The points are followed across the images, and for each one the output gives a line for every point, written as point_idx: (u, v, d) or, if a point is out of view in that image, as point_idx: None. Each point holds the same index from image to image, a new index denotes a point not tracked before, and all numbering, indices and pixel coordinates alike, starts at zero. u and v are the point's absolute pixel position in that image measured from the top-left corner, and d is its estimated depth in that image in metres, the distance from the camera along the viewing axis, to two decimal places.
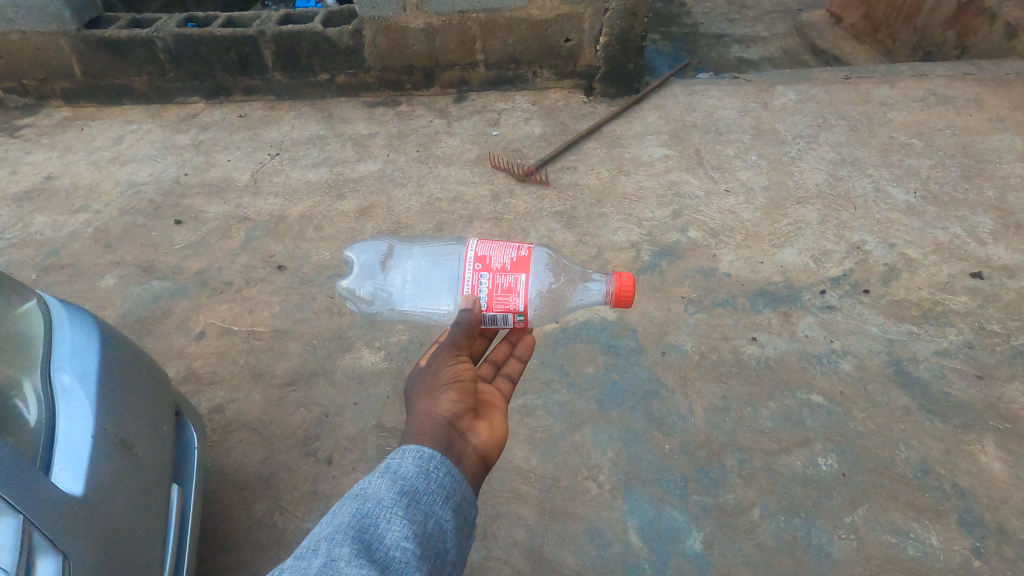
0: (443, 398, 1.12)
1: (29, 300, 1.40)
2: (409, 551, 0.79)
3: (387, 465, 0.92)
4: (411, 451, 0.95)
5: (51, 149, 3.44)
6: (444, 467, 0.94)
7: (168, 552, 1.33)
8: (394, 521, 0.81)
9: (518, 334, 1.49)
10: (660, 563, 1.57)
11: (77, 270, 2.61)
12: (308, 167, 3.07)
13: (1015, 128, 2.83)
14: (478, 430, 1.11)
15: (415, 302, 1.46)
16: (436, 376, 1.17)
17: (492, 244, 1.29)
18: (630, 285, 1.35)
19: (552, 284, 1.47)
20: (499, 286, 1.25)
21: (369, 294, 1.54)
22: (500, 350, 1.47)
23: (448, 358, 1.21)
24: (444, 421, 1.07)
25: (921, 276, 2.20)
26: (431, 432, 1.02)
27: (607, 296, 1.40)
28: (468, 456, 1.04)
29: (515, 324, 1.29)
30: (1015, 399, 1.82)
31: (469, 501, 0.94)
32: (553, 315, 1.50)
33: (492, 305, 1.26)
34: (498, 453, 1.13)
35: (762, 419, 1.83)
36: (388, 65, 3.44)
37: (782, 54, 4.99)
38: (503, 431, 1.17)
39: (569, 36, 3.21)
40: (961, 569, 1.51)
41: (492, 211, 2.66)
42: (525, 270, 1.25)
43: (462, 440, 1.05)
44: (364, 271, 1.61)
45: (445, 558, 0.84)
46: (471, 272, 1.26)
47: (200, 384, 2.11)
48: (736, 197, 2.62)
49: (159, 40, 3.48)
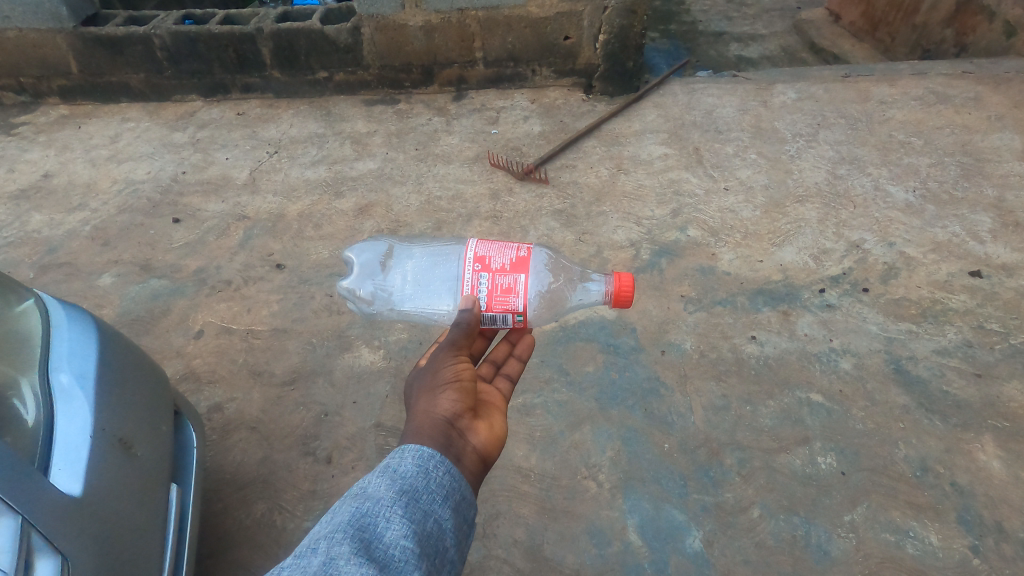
0: (443, 397, 1.12)
1: (27, 300, 1.40)
2: (408, 550, 0.78)
3: (386, 464, 0.92)
4: (411, 450, 0.95)
5: (48, 147, 3.42)
6: (443, 466, 0.94)
7: (168, 551, 1.32)
8: (394, 520, 0.81)
9: (518, 334, 1.49)
10: (660, 561, 1.58)
11: (75, 268, 2.60)
12: (307, 165, 3.06)
13: (1014, 127, 2.83)
14: (478, 430, 1.11)
15: (415, 303, 1.46)
16: (436, 375, 1.16)
17: (491, 244, 1.28)
18: (629, 285, 1.35)
19: (551, 284, 1.47)
20: (498, 286, 1.25)
21: (369, 295, 1.53)
22: (500, 350, 1.47)
23: (448, 357, 1.21)
24: (443, 420, 1.06)
25: (920, 274, 2.20)
26: (431, 432, 1.02)
27: (606, 295, 1.40)
28: (468, 455, 1.03)
29: (515, 324, 1.29)
30: (1014, 398, 1.82)
31: (469, 500, 0.94)
32: (552, 316, 1.50)
33: (491, 306, 1.25)
34: (497, 452, 1.13)
35: (761, 417, 1.83)
36: (387, 63, 3.43)
37: (781, 52, 4.99)
38: (503, 431, 1.17)
39: (569, 34, 3.20)
40: (960, 567, 1.51)
41: (491, 209, 2.66)
42: (525, 270, 1.25)
43: (462, 439, 1.05)
44: (364, 270, 1.60)
45: (444, 557, 0.83)
46: (470, 273, 1.26)
47: (198, 383, 2.10)
48: (736, 195, 2.62)
49: (156, 37, 3.46)
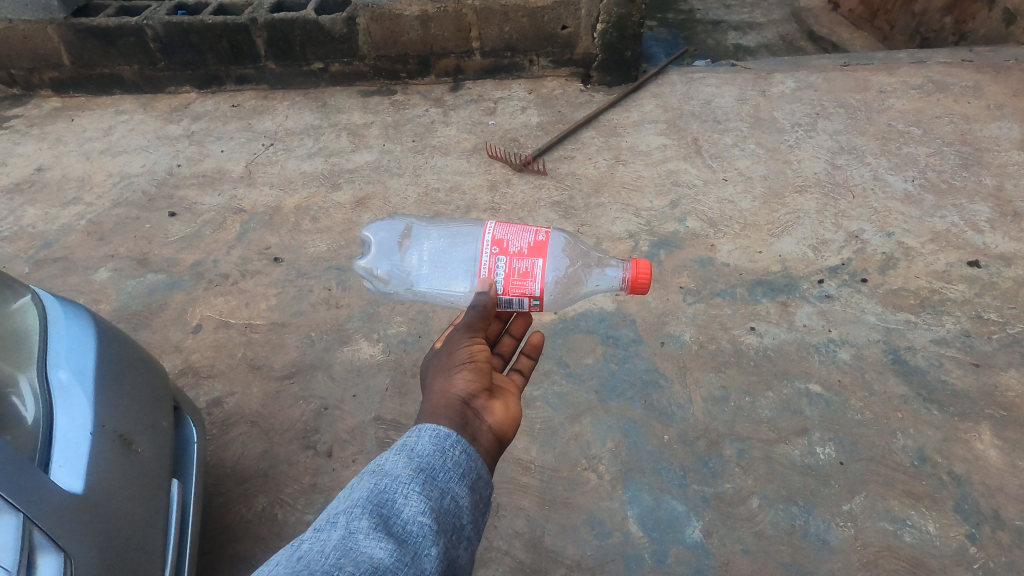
0: (459, 377, 1.11)
1: (24, 296, 1.39)
2: (426, 526, 0.78)
3: (403, 442, 0.91)
4: (428, 429, 0.94)
5: (41, 140, 3.39)
6: (460, 445, 0.92)
7: (170, 541, 1.32)
8: (412, 497, 0.80)
9: (523, 324, 1.46)
10: (660, 551, 1.58)
11: (71, 263, 2.59)
12: (303, 158, 3.03)
13: (1013, 116, 2.82)
14: (493, 410, 1.09)
15: (430, 284, 1.45)
16: (452, 356, 1.15)
17: (510, 228, 1.28)
18: (646, 272, 1.34)
19: (568, 268, 1.45)
20: (516, 270, 1.25)
21: (385, 274, 1.54)
22: (508, 340, 1.46)
23: (464, 339, 1.20)
24: (459, 400, 1.05)
25: (919, 265, 2.20)
26: (446, 411, 1.01)
27: (622, 281, 1.40)
28: (483, 435, 1.02)
29: (531, 308, 1.30)
30: (1011, 388, 1.83)
31: (485, 479, 0.93)
32: (569, 299, 1.48)
33: (508, 289, 1.26)
34: (512, 433, 1.11)
35: (760, 408, 1.84)
36: (382, 54, 3.40)
37: (779, 40, 4.98)
38: (518, 412, 1.15)
39: (566, 23, 3.17)
40: (957, 556, 1.52)
41: (489, 202, 2.64)
42: (542, 255, 1.25)
43: (477, 419, 1.04)
44: (381, 250, 1.62)
45: (461, 534, 0.83)
46: (488, 255, 1.26)
47: (198, 377, 2.10)
48: (735, 186, 2.62)
49: (149, 28, 3.42)
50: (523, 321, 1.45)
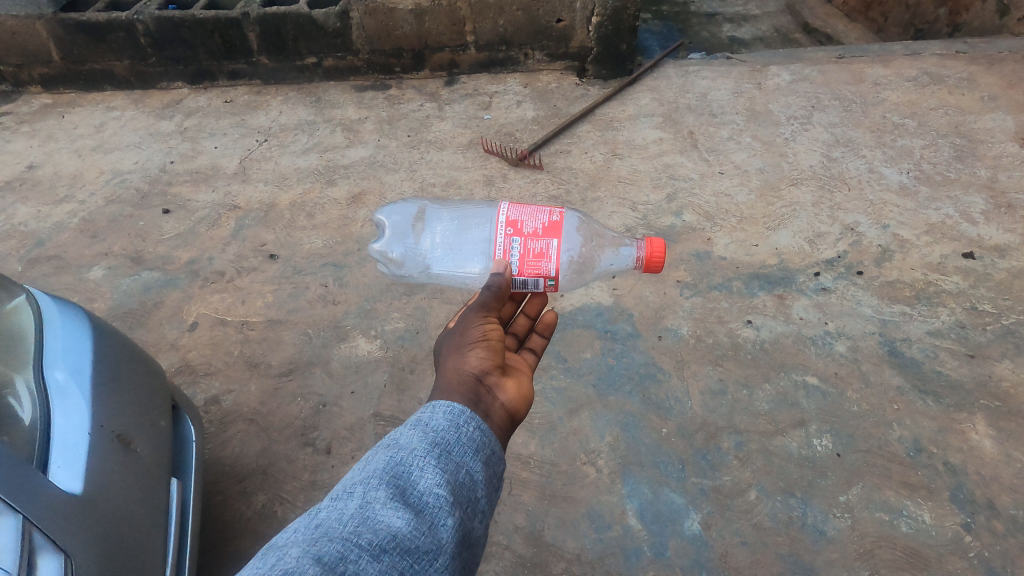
0: (472, 355, 1.11)
1: (19, 296, 1.38)
2: (441, 498, 0.78)
3: (418, 417, 0.90)
4: (442, 405, 0.93)
5: (31, 137, 3.35)
6: (474, 422, 0.92)
7: (169, 538, 1.31)
8: (427, 469, 0.80)
9: (536, 307, 1.45)
10: (659, 544, 1.59)
11: (63, 262, 2.56)
12: (298, 154, 3.01)
13: (1007, 107, 2.83)
14: (506, 387, 1.09)
15: (445, 266, 1.43)
16: (465, 334, 1.16)
17: (524, 208, 1.27)
18: (660, 250, 1.34)
19: (581, 249, 1.45)
20: (531, 251, 1.24)
21: (399, 257, 1.52)
22: (520, 322, 1.45)
23: (477, 318, 1.20)
24: (471, 376, 1.05)
25: (914, 257, 2.21)
26: (460, 388, 1.01)
27: (636, 261, 1.38)
28: (495, 411, 1.02)
29: (546, 289, 1.29)
30: (1005, 378, 1.84)
31: (498, 455, 0.92)
32: (582, 281, 1.47)
33: (523, 270, 1.25)
34: (524, 411, 1.11)
35: (757, 401, 1.85)
36: (376, 48, 3.38)
37: (774, 32, 4.97)
38: (531, 390, 1.14)
39: (561, 16, 3.15)
40: (952, 544, 1.54)
41: (485, 196, 2.64)
42: (556, 236, 1.25)
43: (490, 396, 1.04)
44: (395, 234, 1.61)
45: (476, 506, 0.82)
46: (502, 237, 1.25)
47: (195, 375, 2.09)
48: (731, 179, 2.62)
49: (140, 23, 3.38)
50: (535, 302, 1.45)
